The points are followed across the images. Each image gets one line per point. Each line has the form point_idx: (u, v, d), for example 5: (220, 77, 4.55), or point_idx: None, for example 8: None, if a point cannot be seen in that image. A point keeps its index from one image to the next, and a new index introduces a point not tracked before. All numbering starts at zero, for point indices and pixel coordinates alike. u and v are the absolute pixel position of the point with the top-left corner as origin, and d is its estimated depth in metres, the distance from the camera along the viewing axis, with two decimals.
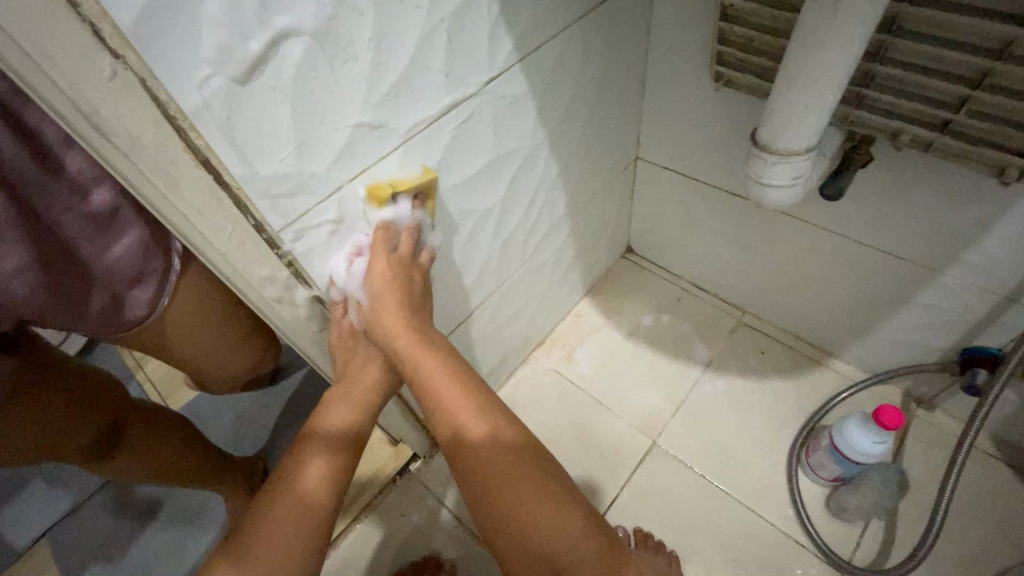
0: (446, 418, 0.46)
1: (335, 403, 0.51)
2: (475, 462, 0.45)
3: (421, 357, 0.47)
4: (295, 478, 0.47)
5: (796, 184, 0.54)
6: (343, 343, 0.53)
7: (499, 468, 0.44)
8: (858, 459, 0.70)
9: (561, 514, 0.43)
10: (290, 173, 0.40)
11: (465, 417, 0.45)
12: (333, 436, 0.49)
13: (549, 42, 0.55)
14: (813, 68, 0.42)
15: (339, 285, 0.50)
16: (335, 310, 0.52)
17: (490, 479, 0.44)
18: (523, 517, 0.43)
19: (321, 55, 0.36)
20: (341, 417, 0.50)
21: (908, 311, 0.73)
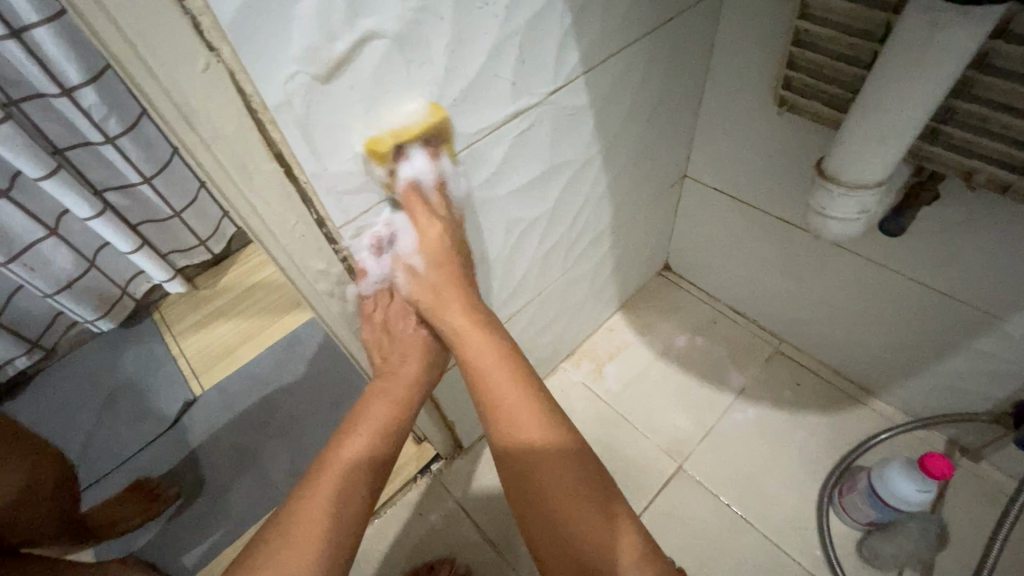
0: (500, 416, 0.45)
1: (373, 403, 0.51)
2: (528, 465, 0.44)
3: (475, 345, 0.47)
4: (331, 474, 0.45)
5: (860, 219, 0.52)
6: (376, 340, 0.54)
7: (554, 473, 0.43)
8: (898, 506, 0.67)
9: (614, 528, 0.42)
10: (357, 171, 0.40)
11: (523, 416, 0.45)
12: (370, 436, 0.48)
13: (613, 58, 0.55)
14: (900, 98, 0.40)
15: (373, 278, 0.50)
16: (364, 305, 0.52)
17: (544, 484, 0.43)
18: (575, 526, 0.42)
19: (399, 57, 0.37)
20: (381, 412, 0.50)
21: (962, 356, 0.70)
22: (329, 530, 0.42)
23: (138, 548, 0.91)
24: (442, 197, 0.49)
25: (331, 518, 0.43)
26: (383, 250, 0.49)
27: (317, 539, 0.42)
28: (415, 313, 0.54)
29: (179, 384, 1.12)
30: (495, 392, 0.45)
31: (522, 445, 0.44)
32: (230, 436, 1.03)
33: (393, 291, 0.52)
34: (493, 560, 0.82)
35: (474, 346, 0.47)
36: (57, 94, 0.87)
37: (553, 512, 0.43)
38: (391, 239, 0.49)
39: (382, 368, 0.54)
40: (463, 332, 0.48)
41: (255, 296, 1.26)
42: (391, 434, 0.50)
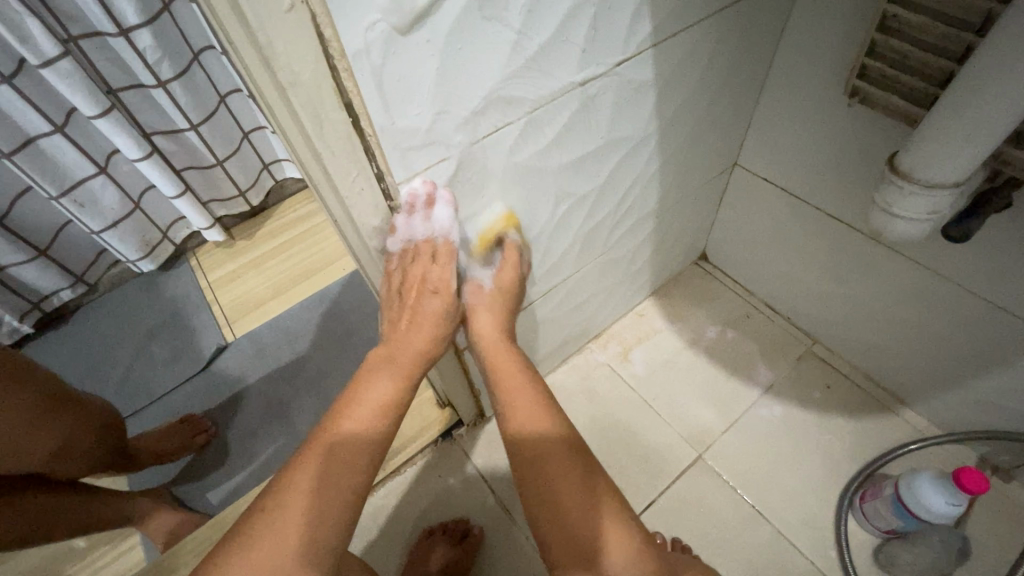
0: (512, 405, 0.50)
1: (378, 367, 0.49)
2: (534, 467, 0.46)
3: (506, 362, 0.53)
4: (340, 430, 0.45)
5: (928, 221, 0.50)
6: (391, 301, 0.52)
7: (552, 459, 0.45)
8: (924, 517, 0.66)
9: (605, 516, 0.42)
10: (421, 128, 0.40)
11: (535, 407, 0.49)
12: (380, 400, 0.47)
13: (684, 33, 0.53)
14: (996, 97, 0.38)
15: (399, 233, 0.48)
16: (390, 262, 0.51)
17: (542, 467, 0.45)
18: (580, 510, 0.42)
19: (477, 13, 0.36)
20: (387, 385, 0.48)
21: (1008, 374, 0.68)
22: (333, 502, 0.42)
23: (169, 479, 0.96)
24: (498, 161, 0.48)
25: (336, 476, 0.42)
26: (416, 210, 0.46)
27: (321, 510, 0.41)
28: (434, 284, 0.50)
29: (213, 329, 1.16)
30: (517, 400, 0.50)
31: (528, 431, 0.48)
32: (260, 384, 1.06)
33: (416, 254, 0.49)
34: (506, 527, 0.83)
35: (506, 357, 0.54)
36: (115, 33, 0.88)
37: (556, 504, 0.43)
38: (426, 201, 0.45)
39: (391, 335, 0.51)
40: (494, 346, 0.55)
41: (290, 250, 1.28)
42: (398, 403, 0.48)
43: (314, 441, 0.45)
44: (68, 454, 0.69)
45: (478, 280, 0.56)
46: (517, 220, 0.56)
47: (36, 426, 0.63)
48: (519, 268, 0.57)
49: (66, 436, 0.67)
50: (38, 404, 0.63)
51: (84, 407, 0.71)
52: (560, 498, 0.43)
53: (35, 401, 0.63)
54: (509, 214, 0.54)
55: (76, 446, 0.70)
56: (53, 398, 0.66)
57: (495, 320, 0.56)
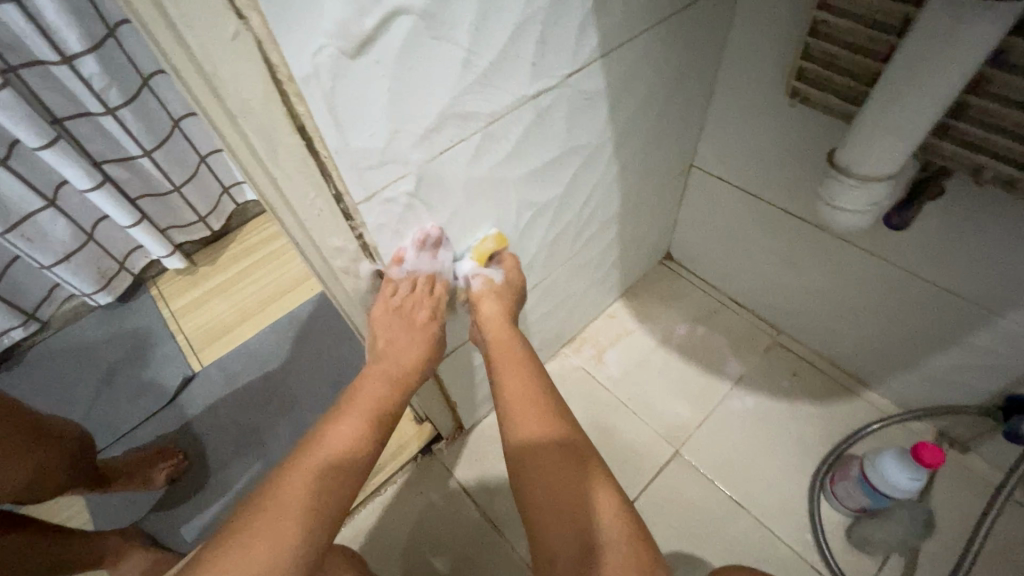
0: (518, 411, 0.52)
1: (371, 380, 0.52)
2: (535, 457, 0.48)
3: (512, 356, 0.57)
4: (329, 436, 0.46)
5: (868, 212, 0.52)
6: (386, 321, 0.53)
7: (557, 459, 0.48)
8: (889, 493, 0.69)
9: (602, 503, 0.45)
10: (377, 148, 0.40)
11: (539, 414, 0.51)
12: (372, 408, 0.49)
13: (630, 43, 0.55)
14: (918, 93, 0.41)
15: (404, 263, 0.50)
16: (386, 285, 0.52)
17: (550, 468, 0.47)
18: (575, 497, 0.45)
19: (425, 33, 0.37)
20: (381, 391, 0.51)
21: (958, 351, 0.72)
22: (315, 496, 0.41)
23: (138, 519, 0.92)
24: (458, 177, 0.49)
25: (320, 481, 0.42)
26: (424, 248, 0.51)
27: (305, 501, 0.41)
28: (430, 310, 0.55)
29: (178, 360, 1.12)
30: (519, 395, 0.53)
31: (534, 437, 0.50)
32: (231, 412, 1.04)
33: (415, 285, 0.53)
34: (491, 539, 0.83)
35: (509, 349, 0.57)
36: (57, 62, 0.86)
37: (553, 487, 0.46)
38: (433, 242, 0.51)
39: (384, 351, 0.53)
40: (502, 343, 0.58)
41: (256, 274, 1.26)
42: (390, 411, 0.51)
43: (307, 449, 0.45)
44: (45, 480, 0.67)
45: (477, 279, 0.58)
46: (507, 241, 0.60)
47: (16, 452, 0.61)
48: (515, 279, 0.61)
49: (46, 461, 0.66)
50: (18, 429, 0.61)
51: (62, 433, 0.69)
52: (557, 485, 0.46)
53: (16, 434, 0.61)
54: (501, 235, 0.58)
55: (51, 476, 0.68)
56: (33, 429, 0.64)
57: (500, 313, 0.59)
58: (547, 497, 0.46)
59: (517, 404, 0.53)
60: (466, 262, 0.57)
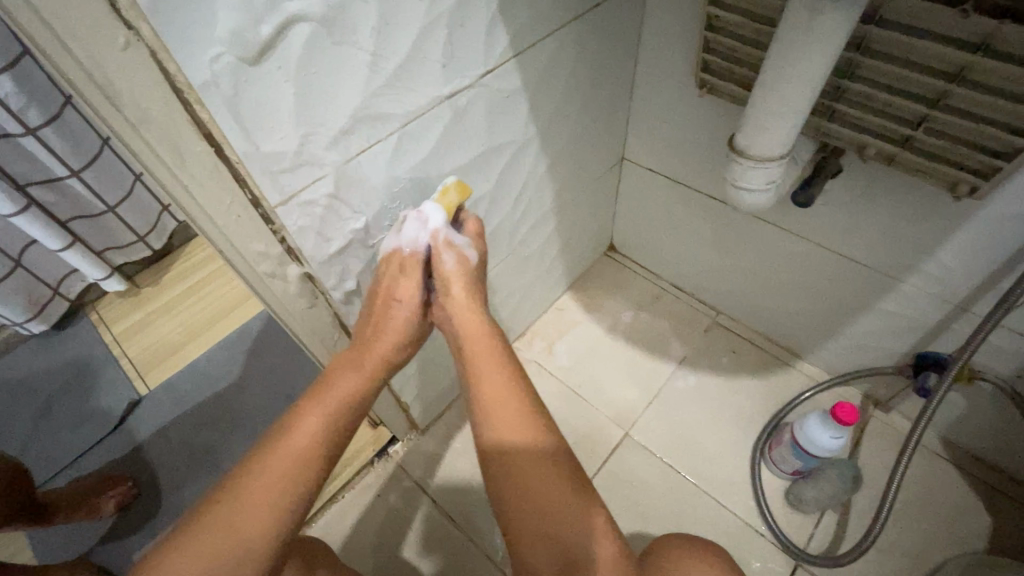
0: (495, 411, 0.51)
1: (341, 377, 0.51)
2: (516, 466, 0.49)
3: (483, 340, 0.55)
4: (295, 439, 0.46)
5: (768, 190, 0.56)
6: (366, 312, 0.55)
7: (539, 471, 0.48)
8: (817, 453, 0.74)
9: (585, 520, 0.47)
10: (289, 151, 0.41)
11: (519, 417, 0.50)
12: (341, 411, 0.49)
13: (542, 42, 0.57)
14: (792, 79, 0.45)
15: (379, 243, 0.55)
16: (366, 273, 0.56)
17: (532, 481, 0.48)
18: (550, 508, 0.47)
19: (326, 39, 0.38)
20: (351, 383, 0.51)
21: (871, 316, 0.78)
22: (287, 498, 0.43)
23: (87, 551, 0.89)
24: (379, 177, 0.50)
25: (290, 486, 0.43)
26: (395, 226, 0.55)
27: (277, 503, 0.43)
28: (404, 296, 0.54)
29: (122, 385, 1.09)
30: (496, 395, 0.51)
31: (514, 443, 0.49)
32: (180, 433, 1.01)
33: (391, 266, 0.54)
34: (452, 535, 0.84)
35: (483, 337, 0.55)
36: None
37: (533, 497, 0.47)
38: (401, 220, 0.55)
39: (359, 346, 0.53)
40: (472, 328, 0.55)
41: (201, 291, 1.23)
42: (357, 410, 0.50)
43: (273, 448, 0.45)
44: None
45: (455, 254, 0.55)
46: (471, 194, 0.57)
47: None
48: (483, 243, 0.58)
49: None
50: None
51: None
52: (537, 497, 0.47)
53: None
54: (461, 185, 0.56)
55: None
56: None
57: (469, 294, 0.56)
58: (522, 499, 0.47)
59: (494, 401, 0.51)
60: (435, 214, 0.54)
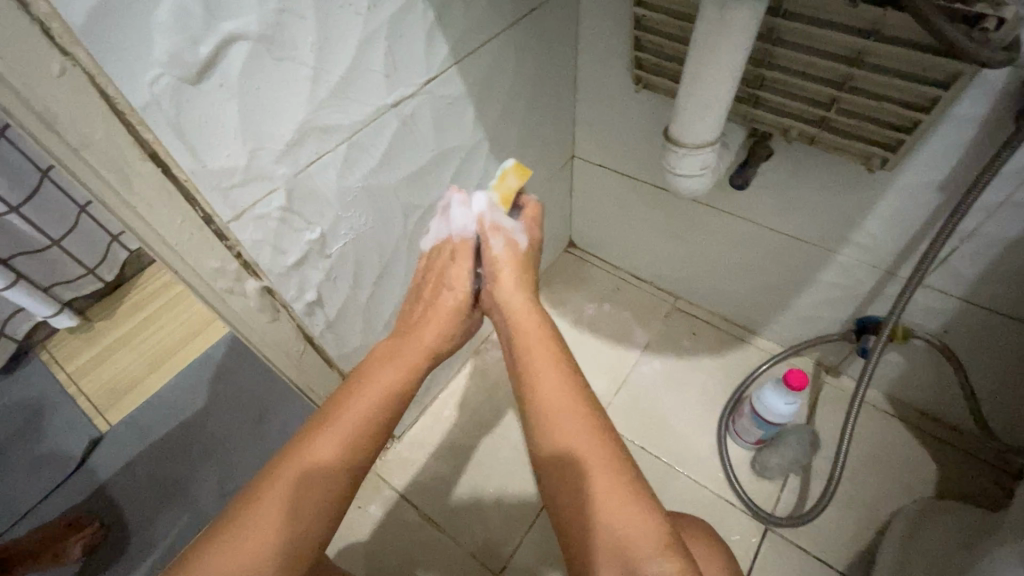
0: (542, 392, 0.48)
1: (382, 366, 0.52)
2: (567, 449, 0.45)
3: (529, 325, 0.53)
4: (333, 424, 0.47)
5: (704, 174, 0.60)
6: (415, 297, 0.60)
7: (588, 457, 0.43)
8: (774, 420, 0.78)
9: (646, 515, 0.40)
10: (238, 167, 0.42)
11: (567, 400, 0.46)
12: (379, 397, 0.49)
13: (482, 49, 0.60)
14: (712, 71, 0.48)
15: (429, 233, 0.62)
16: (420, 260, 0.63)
17: (583, 464, 0.43)
18: (600, 505, 0.41)
19: (265, 56, 0.39)
20: (390, 375, 0.51)
21: (814, 288, 0.83)
22: (325, 480, 0.44)
23: None
24: (331, 187, 0.51)
25: (330, 468, 0.44)
26: (442, 213, 0.61)
27: (317, 485, 0.44)
28: (449, 282, 0.58)
29: (82, 424, 1.05)
30: (547, 387, 0.48)
31: (562, 426, 0.45)
32: (148, 467, 0.98)
33: (441, 253, 0.60)
34: (435, 538, 0.85)
35: (531, 316, 0.54)
36: None
37: (582, 493, 0.42)
38: (448, 206, 0.61)
39: (404, 332, 0.57)
40: (521, 313, 0.54)
41: (160, 320, 1.20)
42: (397, 396, 0.51)
43: (313, 433, 0.46)
44: None
45: (505, 238, 0.58)
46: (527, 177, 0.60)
47: None
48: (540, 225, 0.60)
49: None
50: None
51: None
52: (589, 483, 0.42)
53: None
54: (516, 169, 0.59)
55: None
56: None
57: (518, 278, 0.56)
58: (576, 485, 0.43)
59: (540, 389, 0.48)
60: (489, 199, 0.59)
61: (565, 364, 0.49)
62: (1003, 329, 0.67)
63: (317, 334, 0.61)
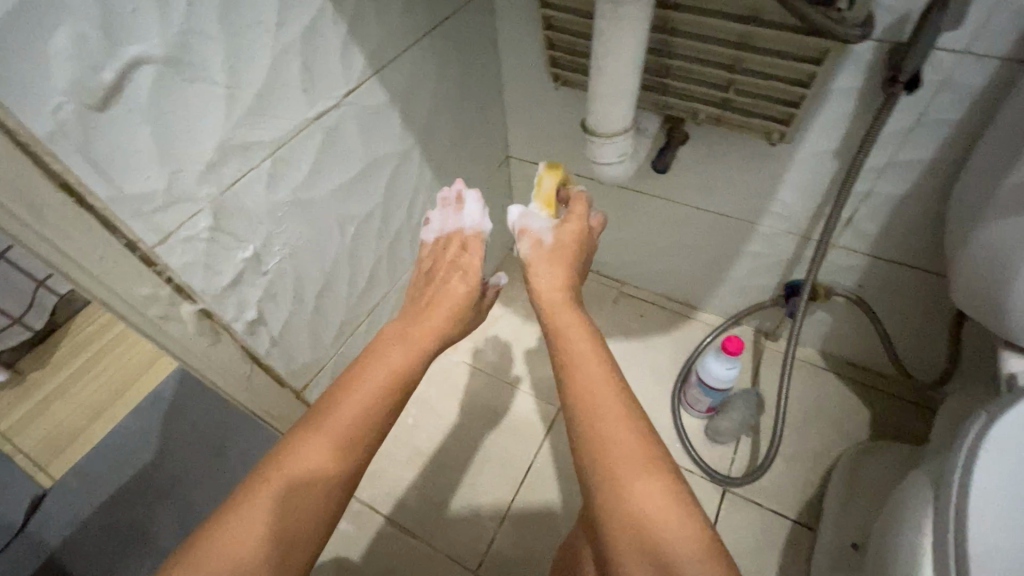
0: (574, 375, 0.49)
1: (395, 346, 0.53)
2: (593, 434, 0.46)
3: (567, 317, 0.54)
4: (343, 405, 0.47)
5: (623, 161, 0.63)
6: (420, 284, 0.61)
7: (614, 442, 0.45)
8: (718, 386, 0.83)
9: (665, 498, 0.43)
10: (158, 190, 0.42)
11: (596, 385, 0.48)
12: (393, 377, 0.50)
13: (400, 58, 0.61)
14: (615, 62, 0.51)
15: (430, 226, 0.63)
16: (422, 250, 0.63)
17: (609, 449, 0.45)
18: (627, 485, 0.44)
19: (175, 77, 0.40)
20: (403, 355, 0.52)
21: (743, 259, 0.88)
22: (338, 457, 0.45)
23: None
24: (259, 204, 0.51)
25: (343, 443, 0.46)
26: (448, 205, 0.63)
27: (330, 463, 0.45)
28: (462, 270, 0.60)
29: (22, 482, 0.99)
30: (580, 369, 0.49)
31: (590, 410, 0.47)
32: (100, 517, 0.94)
33: (450, 243, 0.62)
34: (410, 545, 0.85)
35: (559, 301, 0.55)
36: None
37: (611, 473, 0.45)
38: (456, 199, 0.63)
39: (415, 313, 0.57)
40: (551, 297, 0.55)
41: (101, 364, 1.14)
42: (411, 375, 0.51)
43: (326, 414, 0.47)
44: None
45: (538, 236, 0.59)
46: (563, 174, 0.64)
47: None
48: (585, 219, 0.60)
49: None
50: None
51: None
52: (615, 467, 0.45)
53: None
54: (552, 171, 0.63)
55: None
56: None
57: (564, 273, 0.57)
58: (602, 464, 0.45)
59: (582, 384, 0.48)
60: (533, 207, 0.62)
61: (594, 350, 0.51)
62: (908, 279, 0.74)
63: (264, 353, 0.60)
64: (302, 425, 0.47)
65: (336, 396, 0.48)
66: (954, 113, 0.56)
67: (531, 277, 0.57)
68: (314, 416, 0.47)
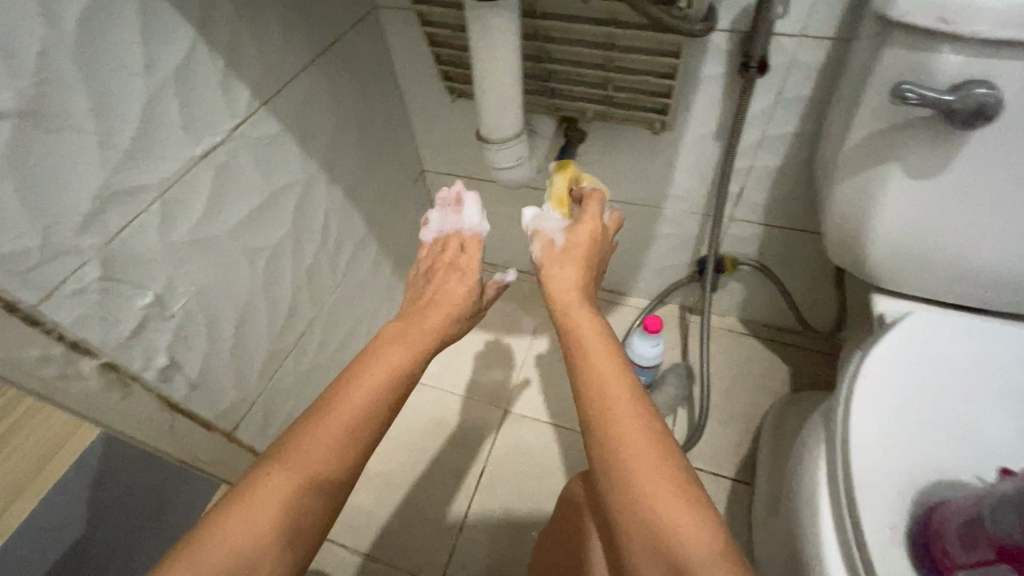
0: (586, 373, 0.44)
1: (390, 345, 0.47)
2: (606, 436, 0.40)
3: (581, 315, 0.49)
4: (328, 416, 0.42)
5: (521, 164, 0.65)
6: (418, 282, 0.56)
7: (631, 444, 0.40)
8: (647, 364, 0.88)
9: (686, 506, 0.38)
10: (34, 247, 0.41)
11: (610, 383, 0.43)
12: (385, 380, 0.44)
13: (289, 87, 0.62)
14: (492, 73, 0.54)
15: (432, 227, 0.61)
16: (421, 251, 0.60)
17: (625, 451, 0.39)
18: (647, 491, 0.38)
19: (35, 130, 0.39)
20: (398, 355, 0.47)
21: (657, 242, 0.94)
22: (318, 474, 0.40)
23: None
24: (155, 247, 0.50)
25: (324, 459, 0.40)
26: (448, 207, 0.62)
27: (311, 482, 0.39)
28: (461, 268, 0.56)
29: None
30: (591, 365, 0.44)
31: (604, 408, 0.41)
32: None
33: (449, 242, 0.59)
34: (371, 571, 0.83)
35: (570, 294, 0.51)
36: None
37: (628, 477, 0.39)
38: (455, 201, 0.61)
39: (413, 312, 0.52)
40: (559, 291, 0.51)
41: (13, 442, 1.05)
42: (406, 377, 0.46)
43: (304, 429, 0.41)
44: None
45: (550, 236, 0.57)
46: (573, 174, 0.64)
47: None
48: (599, 218, 0.57)
49: None
50: None
51: None
52: (632, 472, 0.39)
53: None
54: (563, 171, 0.63)
55: None
56: None
57: (578, 273, 0.53)
58: (614, 465, 0.39)
59: (596, 383, 0.43)
60: (545, 208, 0.62)
61: (608, 347, 0.46)
62: (798, 241, 0.81)
63: (183, 399, 0.58)
64: (281, 440, 0.41)
65: (322, 406, 0.42)
66: (803, 88, 0.62)
67: (545, 278, 0.53)
68: (294, 430, 0.41)
